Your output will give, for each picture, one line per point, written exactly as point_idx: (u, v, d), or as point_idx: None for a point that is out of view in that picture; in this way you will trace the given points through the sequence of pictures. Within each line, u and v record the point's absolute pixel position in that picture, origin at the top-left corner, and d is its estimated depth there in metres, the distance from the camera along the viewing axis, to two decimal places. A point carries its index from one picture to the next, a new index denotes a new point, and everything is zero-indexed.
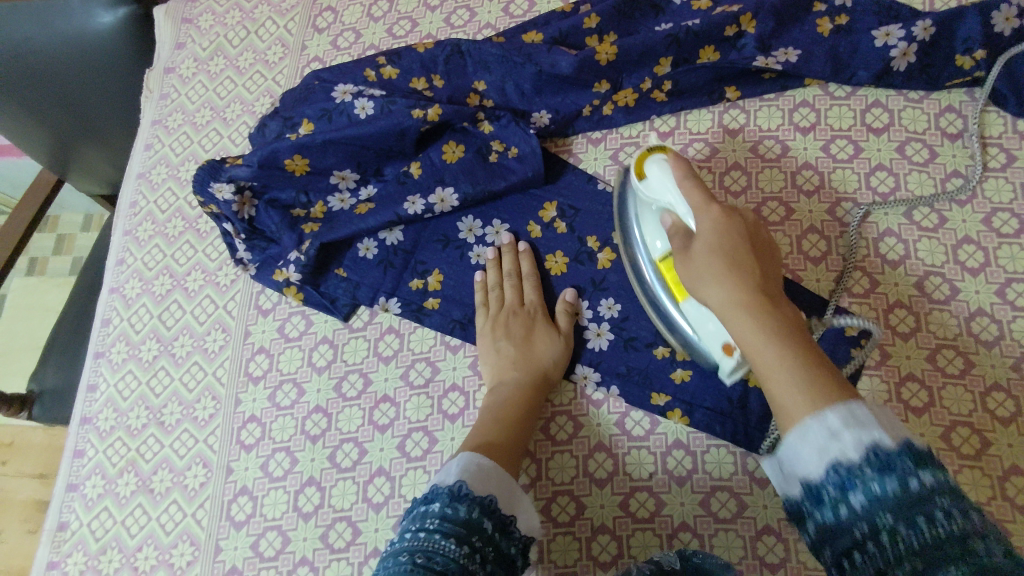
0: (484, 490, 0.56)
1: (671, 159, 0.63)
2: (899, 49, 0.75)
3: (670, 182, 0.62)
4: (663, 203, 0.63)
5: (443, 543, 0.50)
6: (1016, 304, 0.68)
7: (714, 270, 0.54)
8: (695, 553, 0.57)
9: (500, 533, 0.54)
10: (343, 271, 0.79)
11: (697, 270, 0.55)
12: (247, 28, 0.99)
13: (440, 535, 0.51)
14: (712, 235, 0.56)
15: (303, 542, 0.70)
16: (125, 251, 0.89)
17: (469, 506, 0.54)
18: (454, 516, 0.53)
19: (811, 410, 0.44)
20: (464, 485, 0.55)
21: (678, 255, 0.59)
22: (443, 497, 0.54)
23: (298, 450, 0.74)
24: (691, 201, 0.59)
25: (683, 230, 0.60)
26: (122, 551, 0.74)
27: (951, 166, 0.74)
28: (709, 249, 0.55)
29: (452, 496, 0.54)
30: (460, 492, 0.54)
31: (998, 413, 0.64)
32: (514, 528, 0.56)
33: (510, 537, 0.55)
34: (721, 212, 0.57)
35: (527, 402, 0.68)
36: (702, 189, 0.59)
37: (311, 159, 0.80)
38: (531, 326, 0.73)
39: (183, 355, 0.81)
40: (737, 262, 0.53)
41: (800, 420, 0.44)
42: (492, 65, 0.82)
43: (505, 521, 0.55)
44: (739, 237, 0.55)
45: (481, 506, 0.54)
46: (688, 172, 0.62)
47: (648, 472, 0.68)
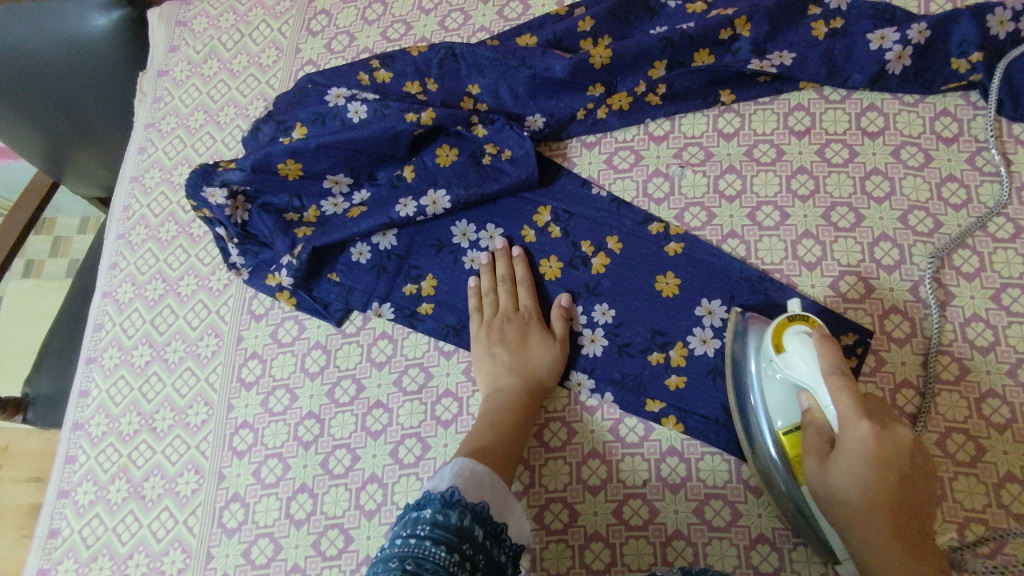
0: (477, 497, 0.56)
1: (818, 341, 0.59)
2: (894, 53, 0.76)
3: (815, 371, 0.58)
4: (807, 382, 0.58)
5: (434, 549, 0.50)
6: (1012, 309, 0.67)
7: (856, 500, 0.52)
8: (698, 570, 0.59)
9: (492, 541, 0.54)
10: (336, 275, 0.79)
11: (839, 482, 0.53)
12: (241, 31, 0.98)
13: (431, 542, 0.50)
14: (860, 457, 0.52)
15: (295, 549, 0.70)
16: (118, 255, 0.88)
17: (461, 513, 0.53)
18: (445, 522, 0.52)
19: None
20: (457, 491, 0.55)
21: (813, 451, 0.56)
22: (435, 503, 0.54)
23: (290, 457, 0.73)
24: (839, 401, 0.55)
25: (823, 432, 0.56)
26: (114, 559, 0.73)
27: (946, 171, 0.74)
28: (854, 477, 0.52)
29: (444, 502, 0.54)
30: (453, 498, 0.54)
31: (994, 419, 0.64)
32: (505, 536, 0.56)
33: (502, 544, 0.55)
34: (873, 430, 0.53)
35: (522, 408, 0.68)
36: (852, 391, 0.55)
37: (304, 163, 0.80)
38: (526, 332, 0.72)
39: (176, 361, 0.80)
40: (893, 513, 0.50)
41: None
42: (486, 69, 0.82)
43: (497, 528, 0.55)
44: (890, 461, 0.52)
45: (474, 513, 0.54)
46: (838, 361, 0.57)
47: (642, 479, 0.68)
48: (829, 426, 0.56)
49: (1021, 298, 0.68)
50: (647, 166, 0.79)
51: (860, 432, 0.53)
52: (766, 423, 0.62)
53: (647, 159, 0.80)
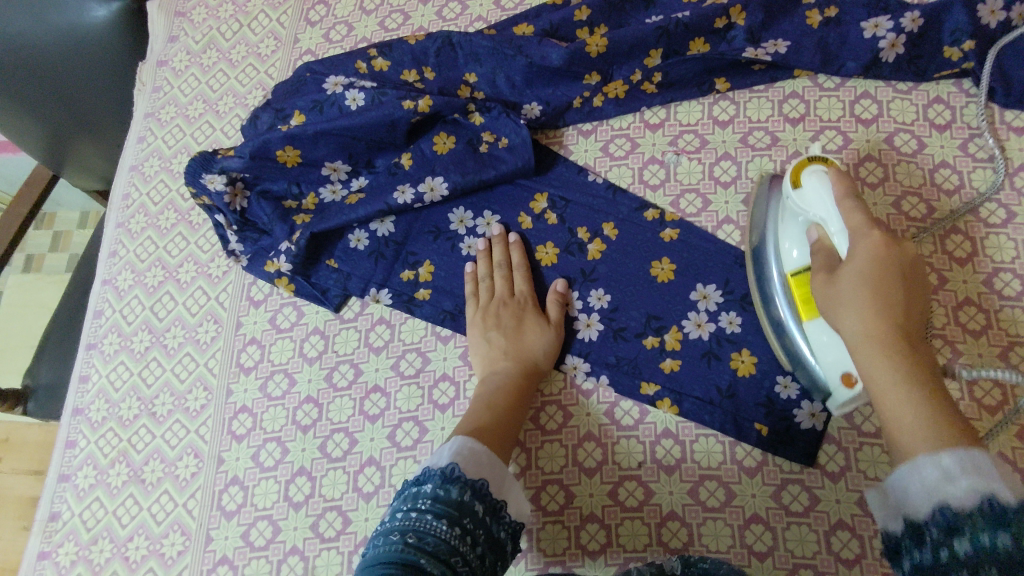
0: (476, 474, 0.56)
1: (833, 175, 0.61)
2: (888, 41, 0.76)
3: (828, 197, 0.60)
4: (816, 214, 0.61)
5: (435, 523, 0.51)
6: (1003, 293, 0.68)
7: (861, 305, 0.54)
8: (700, 560, 0.58)
9: (491, 517, 0.55)
10: (335, 262, 0.79)
11: (844, 289, 0.55)
12: (240, 21, 0.99)
13: (432, 516, 0.51)
14: (867, 263, 0.55)
15: (294, 531, 0.70)
16: (118, 243, 0.89)
17: (461, 489, 0.54)
18: (446, 497, 0.53)
19: (930, 450, 0.46)
20: (457, 467, 0.56)
21: (822, 267, 0.59)
22: (435, 478, 0.54)
23: (289, 440, 0.74)
24: (849, 220, 0.58)
25: (830, 251, 0.59)
26: (114, 542, 0.74)
27: (939, 157, 0.74)
28: (858, 277, 0.55)
29: (445, 477, 0.54)
30: (453, 474, 0.55)
31: (985, 401, 0.65)
32: (504, 512, 0.56)
33: (500, 521, 0.56)
34: (882, 239, 0.55)
35: (519, 392, 0.69)
36: (863, 211, 0.58)
37: (302, 151, 0.81)
38: (522, 317, 0.73)
39: (175, 347, 0.81)
40: (882, 291, 0.54)
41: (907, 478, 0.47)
42: (483, 57, 0.83)
43: (496, 504, 0.56)
44: (893, 269, 0.55)
45: (474, 489, 0.55)
46: (852, 193, 0.59)
47: (637, 461, 0.68)
48: (835, 251, 0.59)
49: (1013, 282, 0.68)
50: (643, 153, 0.80)
51: (867, 242, 0.56)
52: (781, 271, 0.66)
53: (643, 146, 0.80)
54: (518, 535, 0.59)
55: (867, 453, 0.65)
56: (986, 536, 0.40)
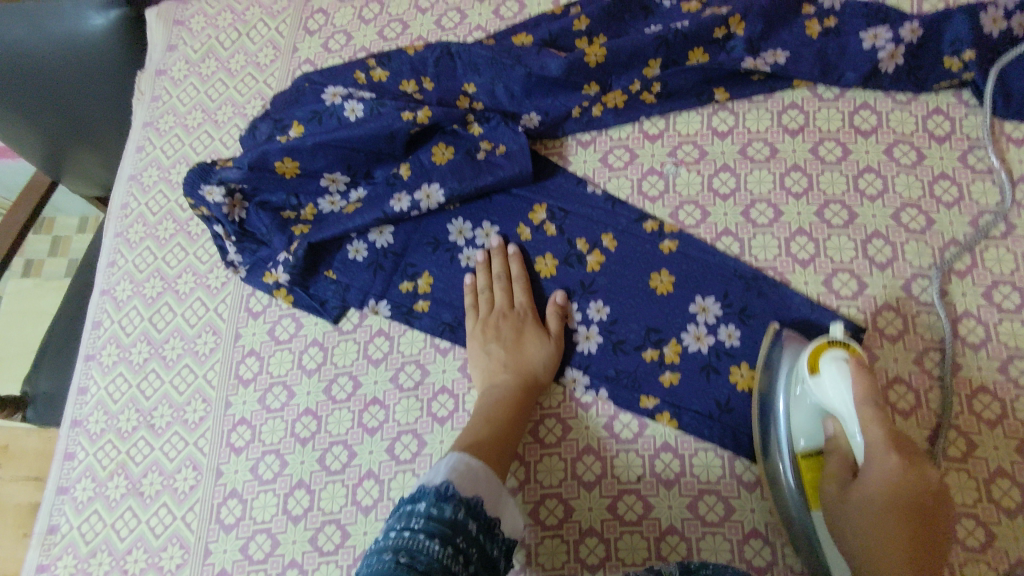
0: (471, 491, 0.56)
1: (852, 365, 0.59)
2: (888, 51, 0.76)
3: (849, 399, 0.58)
4: (838, 411, 0.59)
5: (427, 542, 0.51)
6: (1002, 307, 0.68)
7: (876, 525, 0.54)
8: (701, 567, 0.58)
9: (485, 536, 0.55)
10: (333, 273, 0.79)
11: (858, 505, 0.55)
12: (238, 30, 0.99)
13: (425, 535, 0.51)
14: (884, 488, 0.54)
15: (292, 545, 0.70)
16: (116, 253, 0.89)
17: (455, 507, 0.54)
18: (439, 515, 0.53)
19: None
20: (452, 485, 0.55)
21: (836, 478, 0.59)
22: (429, 496, 0.54)
23: (287, 453, 0.74)
24: (868, 432, 0.56)
25: (850, 461, 0.59)
26: (112, 555, 0.74)
27: (938, 169, 0.74)
28: (877, 503, 0.54)
29: (439, 495, 0.54)
30: (447, 492, 0.55)
31: (984, 415, 0.65)
32: (498, 531, 0.57)
33: (494, 539, 0.56)
34: (901, 465, 0.55)
35: (519, 404, 0.69)
36: (883, 422, 0.56)
37: (300, 162, 0.81)
38: (521, 330, 0.73)
39: (174, 358, 0.81)
40: (901, 509, 0.53)
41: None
42: (482, 67, 0.82)
43: (490, 523, 0.56)
44: (910, 496, 0.54)
45: (468, 507, 0.55)
46: (872, 391, 0.57)
47: (636, 475, 0.68)
48: (855, 451, 0.58)
49: (1012, 295, 0.68)
50: (642, 164, 0.80)
51: (883, 465, 0.55)
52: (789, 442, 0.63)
53: (642, 157, 0.80)
54: (512, 551, 0.59)
55: None
56: None
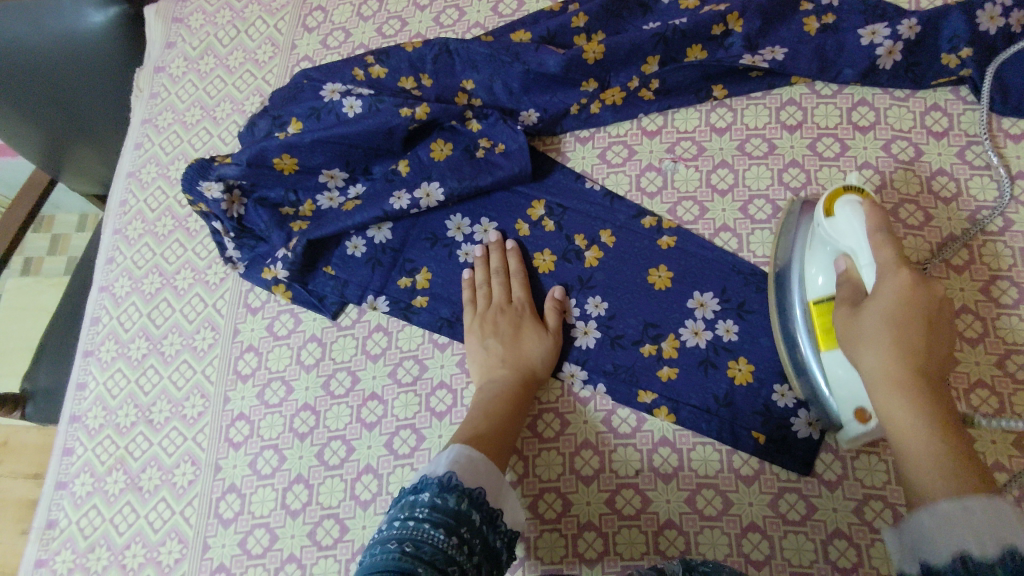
0: (473, 482, 0.57)
1: (866, 205, 0.59)
2: (885, 48, 0.76)
3: (860, 231, 0.57)
4: (845, 246, 0.59)
5: (432, 532, 0.51)
6: (1000, 301, 0.68)
7: (884, 338, 0.52)
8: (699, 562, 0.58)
9: (488, 527, 0.55)
10: (332, 269, 0.79)
11: (866, 323, 0.53)
12: (237, 27, 0.99)
13: (429, 525, 0.51)
14: (893, 304, 0.52)
15: (291, 539, 0.70)
16: (115, 249, 0.89)
17: (458, 498, 0.54)
18: (443, 506, 0.53)
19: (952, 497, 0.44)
20: (454, 476, 0.56)
21: (844, 303, 0.57)
22: (433, 487, 0.54)
23: (286, 448, 0.74)
24: (878, 254, 0.55)
25: (855, 282, 0.57)
26: (111, 549, 0.74)
27: (936, 165, 0.74)
28: (882, 315, 0.52)
29: (442, 486, 0.55)
30: (450, 483, 0.55)
31: (983, 409, 0.65)
32: (500, 522, 0.57)
33: (497, 531, 0.56)
34: (911, 279, 0.53)
35: (517, 399, 0.69)
36: (896, 245, 0.55)
37: (299, 158, 0.81)
38: (519, 324, 0.73)
39: (172, 354, 0.81)
40: (908, 331, 0.51)
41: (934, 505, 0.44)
42: (480, 64, 0.83)
43: (493, 514, 0.56)
44: (918, 310, 0.52)
45: (471, 498, 0.55)
46: (886, 225, 0.57)
47: (634, 469, 0.68)
48: (859, 279, 0.57)
49: (1010, 290, 0.68)
50: (640, 160, 0.80)
51: (895, 281, 0.53)
52: (803, 293, 0.64)
53: (640, 153, 0.80)
54: (514, 543, 0.59)
55: (865, 461, 0.64)
56: None
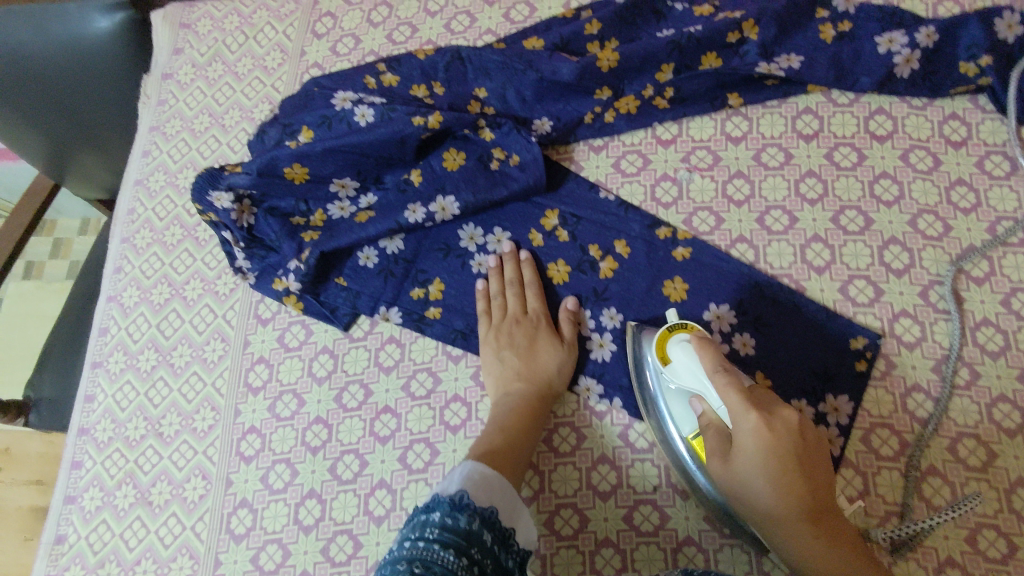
0: (486, 501, 0.56)
1: (697, 343, 0.60)
2: (903, 56, 0.75)
3: (699, 372, 0.59)
4: (693, 387, 0.60)
5: (441, 553, 0.49)
6: (1021, 314, 0.67)
7: (764, 494, 0.52)
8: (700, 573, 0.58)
9: (500, 547, 0.54)
10: (344, 280, 0.78)
11: (743, 475, 0.53)
12: (246, 33, 0.98)
13: (439, 545, 0.50)
14: (757, 453, 0.52)
15: (304, 555, 0.69)
16: (123, 259, 0.88)
17: (469, 517, 0.53)
18: (454, 525, 0.52)
19: None
20: (466, 495, 0.55)
21: (715, 451, 0.56)
22: (444, 506, 0.54)
23: (298, 462, 0.73)
24: (727, 400, 0.54)
25: (718, 426, 0.57)
26: (121, 565, 0.73)
27: (955, 174, 0.74)
28: (756, 472, 0.52)
29: (453, 505, 0.54)
30: (462, 502, 0.54)
31: (1004, 424, 0.64)
32: (512, 541, 0.56)
33: (509, 550, 0.55)
34: (761, 424, 0.52)
35: (534, 416, 0.68)
36: (740, 389, 0.54)
37: (310, 168, 0.79)
38: (535, 337, 0.72)
39: (182, 366, 0.80)
40: (790, 487, 0.51)
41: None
42: (493, 72, 0.82)
43: (505, 534, 0.55)
44: (787, 453, 0.51)
45: (483, 518, 0.54)
46: (718, 361, 0.57)
47: (652, 485, 0.68)
48: (718, 418, 0.57)
49: None
50: (655, 169, 0.79)
51: (751, 428, 0.52)
52: (676, 430, 0.64)
53: (655, 162, 0.80)
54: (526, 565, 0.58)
55: (886, 477, 0.64)
56: None
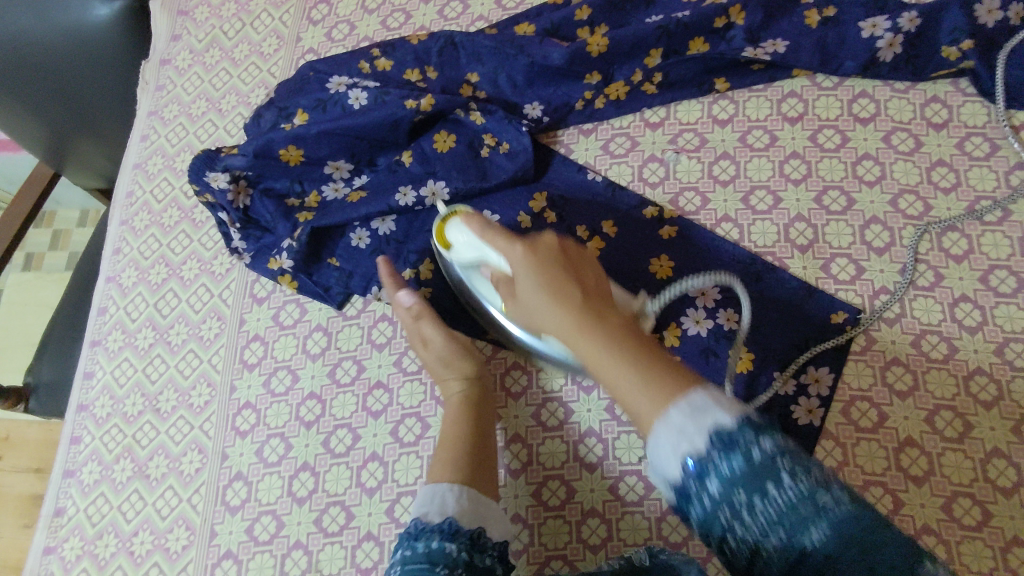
0: (443, 516, 0.58)
1: (465, 216, 0.67)
2: (885, 40, 0.77)
3: (474, 240, 0.66)
4: (475, 258, 0.67)
5: None
6: (999, 290, 0.69)
7: (530, 297, 0.52)
8: (662, 550, 0.56)
9: (469, 550, 0.56)
10: (337, 260, 0.80)
11: (518, 298, 0.55)
12: (242, 20, 1.00)
13: None
14: (520, 264, 0.55)
15: (298, 526, 0.71)
16: (121, 240, 0.90)
17: (427, 539, 0.56)
18: (415, 554, 0.55)
19: (661, 411, 0.41)
20: (419, 521, 0.58)
21: (504, 293, 0.60)
22: (403, 541, 0.57)
23: (292, 436, 0.75)
24: (495, 246, 0.61)
25: (500, 277, 0.62)
26: (119, 536, 0.74)
27: (936, 155, 0.75)
28: (525, 281, 0.53)
29: (410, 535, 0.57)
30: (416, 529, 0.57)
31: (981, 397, 0.66)
32: (485, 540, 0.58)
33: (483, 549, 0.57)
34: (519, 244, 0.56)
35: (471, 403, 0.68)
36: (500, 234, 0.62)
37: (305, 150, 0.81)
38: (422, 342, 0.71)
39: (179, 343, 0.81)
40: (548, 281, 0.51)
41: (651, 420, 0.41)
42: (486, 57, 0.83)
43: (474, 535, 0.57)
44: (543, 259, 0.54)
45: (441, 532, 0.56)
46: (483, 222, 0.65)
47: (637, 456, 0.69)
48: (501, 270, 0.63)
49: (1009, 280, 0.69)
50: (643, 151, 0.81)
51: (510, 252, 0.57)
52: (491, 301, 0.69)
53: (643, 145, 0.81)
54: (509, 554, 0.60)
55: (865, 448, 0.66)
56: (729, 468, 0.39)
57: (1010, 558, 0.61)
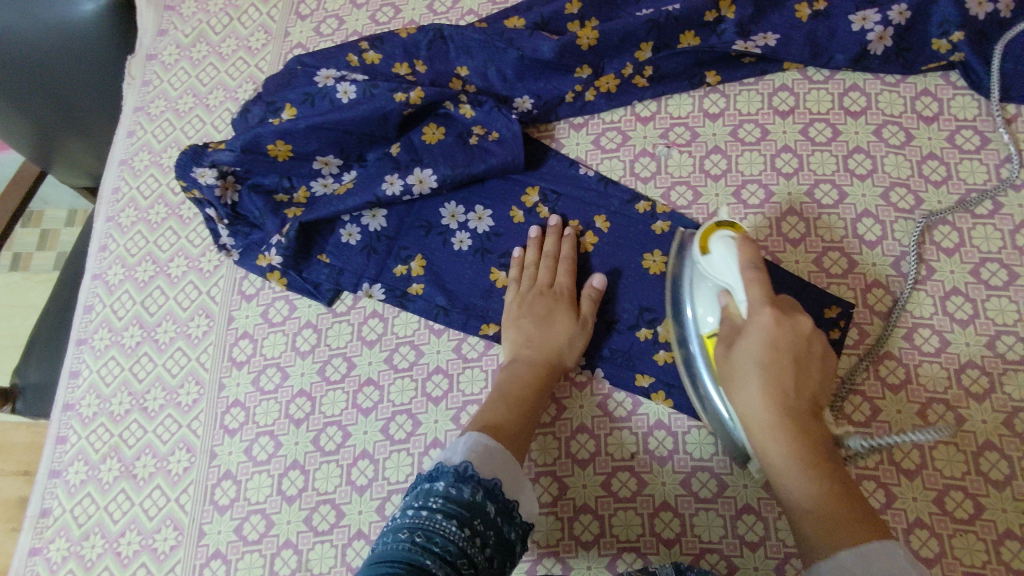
0: (489, 473, 0.57)
1: (739, 241, 0.63)
2: (876, 33, 0.76)
3: (734, 269, 0.62)
4: (723, 282, 0.63)
5: (444, 523, 0.51)
6: (990, 284, 0.69)
7: (755, 381, 0.56)
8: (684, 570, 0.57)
9: (501, 517, 0.55)
10: (326, 257, 0.79)
11: (740, 362, 0.58)
12: (229, 14, 0.99)
13: (442, 515, 0.51)
14: (762, 343, 0.57)
15: (287, 525, 0.70)
16: (108, 237, 0.88)
17: (473, 489, 0.54)
18: (457, 497, 0.53)
19: (847, 547, 0.48)
20: (470, 466, 0.56)
21: (723, 339, 0.61)
22: (448, 476, 0.54)
23: (281, 434, 0.74)
24: (749, 292, 0.59)
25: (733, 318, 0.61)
26: (105, 537, 0.73)
27: (927, 149, 0.75)
28: (758, 355, 0.57)
29: (457, 476, 0.55)
30: (466, 473, 0.55)
31: (973, 390, 0.66)
32: (515, 513, 0.56)
33: (512, 522, 0.56)
34: (772, 320, 0.57)
35: (544, 374, 0.68)
36: (763, 285, 0.59)
37: (294, 145, 0.80)
38: (552, 306, 0.71)
39: (166, 341, 0.81)
40: (779, 372, 0.56)
41: (839, 553, 0.48)
42: (475, 50, 0.82)
43: (509, 506, 0.56)
44: (784, 351, 0.57)
45: (486, 489, 0.55)
46: (756, 260, 0.61)
47: (629, 452, 0.69)
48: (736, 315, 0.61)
49: (1000, 273, 0.69)
50: (634, 146, 0.80)
51: (760, 322, 0.57)
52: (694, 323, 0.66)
53: (634, 139, 0.81)
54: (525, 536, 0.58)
55: None
56: None
57: (1002, 552, 0.61)
